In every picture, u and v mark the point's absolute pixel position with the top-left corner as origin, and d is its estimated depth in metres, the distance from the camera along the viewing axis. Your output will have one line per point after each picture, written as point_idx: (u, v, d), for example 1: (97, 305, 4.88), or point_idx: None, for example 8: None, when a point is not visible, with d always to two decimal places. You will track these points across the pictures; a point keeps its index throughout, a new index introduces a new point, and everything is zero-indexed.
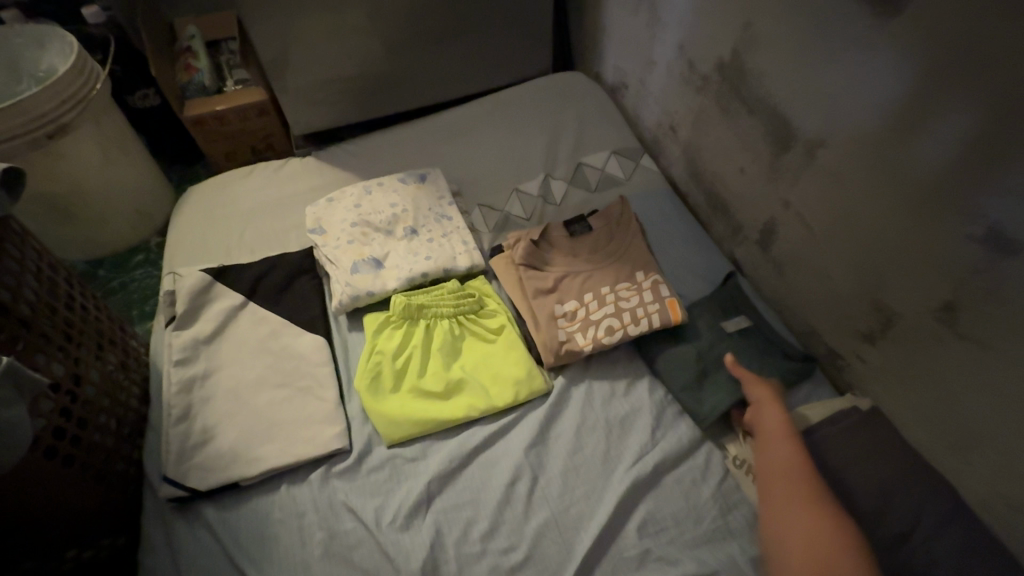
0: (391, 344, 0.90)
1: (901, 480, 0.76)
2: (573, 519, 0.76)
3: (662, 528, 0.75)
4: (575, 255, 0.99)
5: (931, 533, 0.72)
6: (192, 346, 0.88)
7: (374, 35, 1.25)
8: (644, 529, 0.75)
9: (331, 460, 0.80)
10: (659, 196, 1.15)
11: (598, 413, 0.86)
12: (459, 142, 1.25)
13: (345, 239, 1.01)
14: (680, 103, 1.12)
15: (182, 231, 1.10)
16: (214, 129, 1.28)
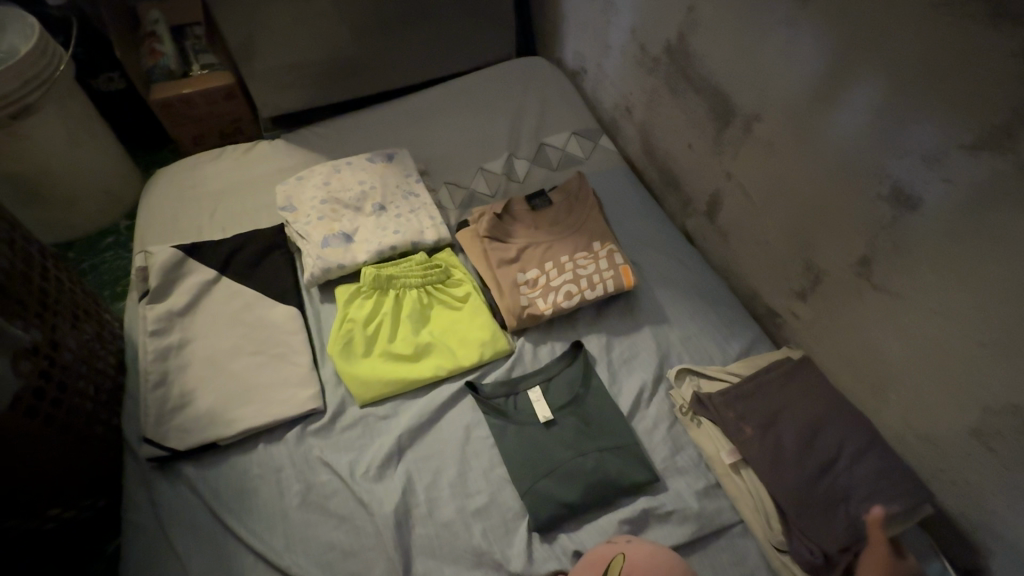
0: (362, 313, 0.95)
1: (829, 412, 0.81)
2: None
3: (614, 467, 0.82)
4: (537, 227, 1.05)
5: (850, 459, 0.76)
6: (167, 318, 0.91)
7: (341, 20, 1.28)
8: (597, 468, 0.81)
9: (307, 420, 0.85)
10: (616, 174, 1.22)
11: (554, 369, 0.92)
12: (426, 123, 1.29)
13: (316, 216, 1.05)
14: (634, 85, 1.19)
15: (152, 212, 1.12)
16: (181, 112, 1.30)
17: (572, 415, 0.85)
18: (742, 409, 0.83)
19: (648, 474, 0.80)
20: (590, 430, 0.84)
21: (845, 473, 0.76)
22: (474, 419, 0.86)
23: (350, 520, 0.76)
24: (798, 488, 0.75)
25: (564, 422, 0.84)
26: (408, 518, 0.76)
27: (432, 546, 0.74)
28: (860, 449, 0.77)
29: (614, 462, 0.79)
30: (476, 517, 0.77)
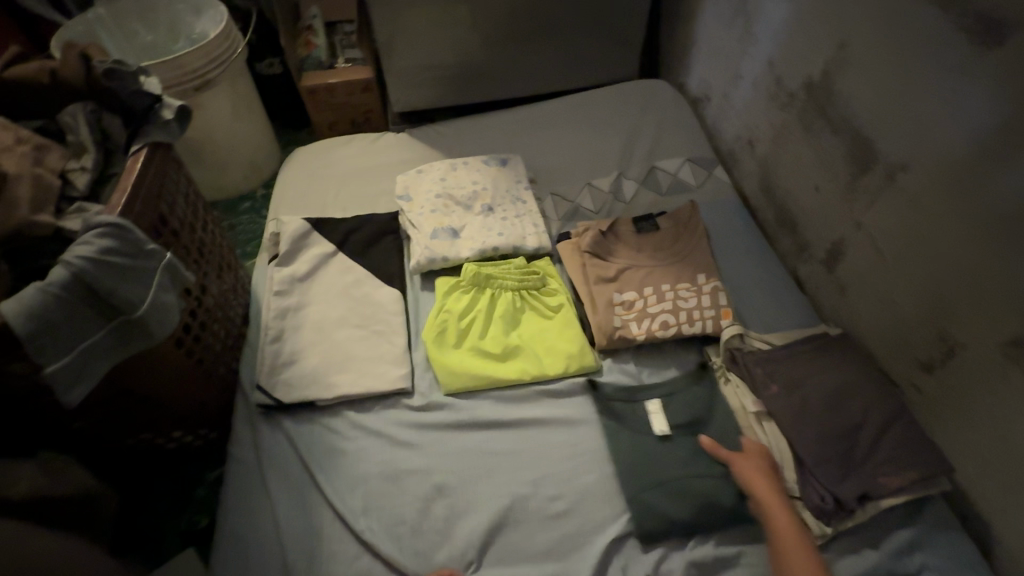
0: (458, 306, 0.98)
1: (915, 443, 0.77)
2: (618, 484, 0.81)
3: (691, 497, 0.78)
4: (639, 249, 1.03)
5: (880, 431, 0.79)
6: (289, 281, 1.00)
7: (477, 29, 1.36)
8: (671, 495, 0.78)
9: (395, 398, 0.90)
10: (727, 206, 1.18)
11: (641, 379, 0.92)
12: (541, 133, 1.32)
13: (429, 208, 1.10)
14: (762, 118, 1.15)
15: (287, 185, 1.24)
16: (324, 100, 1.43)
17: (651, 446, 0.82)
18: (832, 456, 0.77)
19: (727, 522, 0.76)
20: (672, 461, 0.80)
21: (878, 443, 0.78)
22: (553, 428, 0.86)
23: (432, 498, 0.79)
24: (824, 449, 0.78)
25: (642, 450, 0.82)
26: (487, 509, 0.78)
27: (496, 541, 0.76)
28: (885, 419, 0.80)
29: (692, 503, 0.76)
30: (556, 522, 0.77)
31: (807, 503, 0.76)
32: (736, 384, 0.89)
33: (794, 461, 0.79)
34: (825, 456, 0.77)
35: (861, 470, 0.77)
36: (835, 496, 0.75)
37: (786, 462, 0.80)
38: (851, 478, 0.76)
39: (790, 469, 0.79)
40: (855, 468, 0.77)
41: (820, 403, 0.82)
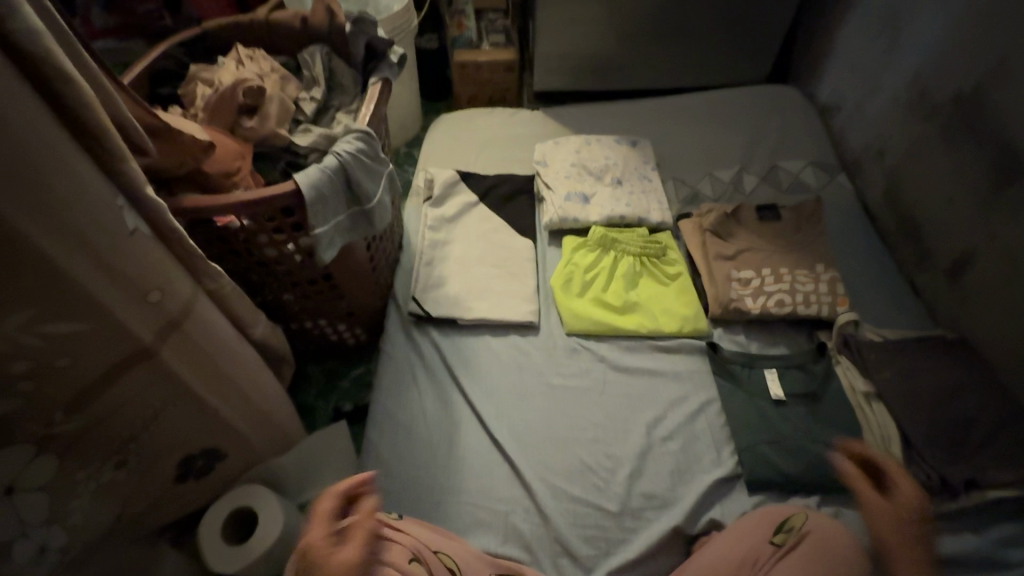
0: (584, 261, 1.09)
1: None
2: (726, 436, 0.89)
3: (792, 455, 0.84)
4: (760, 234, 1.09)
5: (994, 430, 0.81)
6: (440, 220, 1.15)
7: (619, 22, 1.46)
8: (776, 449, 0.84)
9: (524, 330, 1.02)
10: (848, 211, 1.21)
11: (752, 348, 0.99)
12: (667, 123, 1.41)
13: (564, 175, 1.22)
14: (897, 129, 1.17)
15: (434, 142, 1.40)
16: (469, 74, 1.59)
17: (758, 406, 0.89)
18: (942, 443, 0.81)
19: (825, 483, 0.81)
20: (776, 422, 0.87)
21: (990, 440, 0.81)
22: (662, 377, 0.95)
23: (554, 418, 0.91)
24: (934, 434, 0.81)
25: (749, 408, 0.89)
26: (605, 436, 0.89)
27: (607, 463, 0.86)
28: (999, 420, 0.82)
29: (793, 458, 0.83)
30: (668, 458, 0.87)
31: None
32: (846, 367, 0.93)
33: (901, 442, 0.83)
34: (935, 441, 0.81)
35: (970, 460, 0.80)
36: (941, 476, 0.79)
37: (893, 441, 0.83)
38: (962, 464, 0.79)
39: (896, 447, 0.83)
40: (965, 456, 0.80)
41: (934, 395, 0.85)
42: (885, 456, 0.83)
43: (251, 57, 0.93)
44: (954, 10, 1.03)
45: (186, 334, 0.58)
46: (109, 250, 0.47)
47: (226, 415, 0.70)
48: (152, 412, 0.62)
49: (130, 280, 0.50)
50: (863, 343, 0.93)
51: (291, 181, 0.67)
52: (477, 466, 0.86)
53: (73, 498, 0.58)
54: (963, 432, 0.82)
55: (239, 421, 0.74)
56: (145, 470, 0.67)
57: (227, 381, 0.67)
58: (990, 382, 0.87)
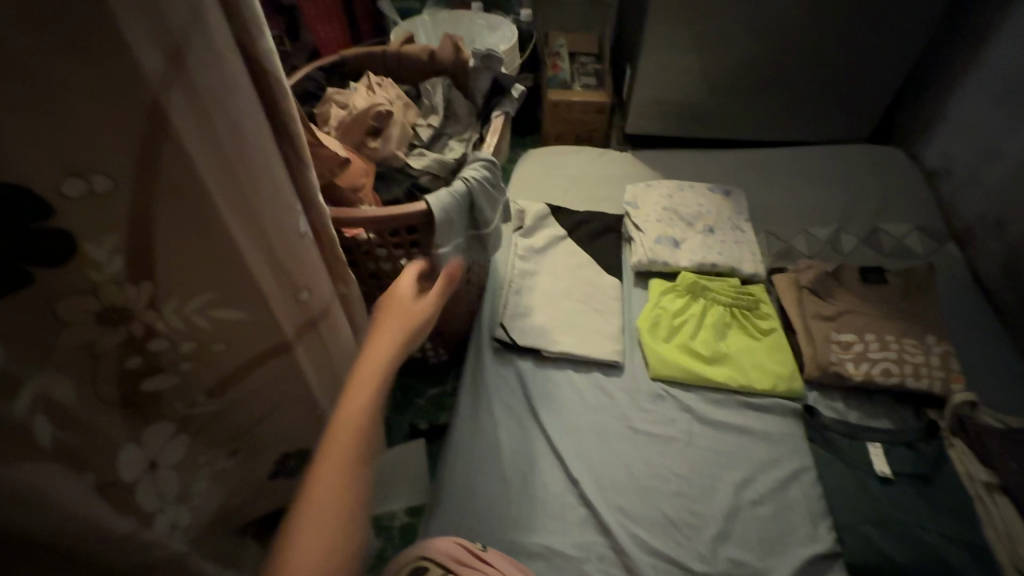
0: (672, 305, 1.07)
1: None
2: (823, 508, 0.83)
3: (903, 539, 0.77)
4: (863, 298, 1.04)
5: None
6: (529, 251, 1.17)
7: (717, 72, 1.48)
8: (883, 530, 0.78)
9: (607, 369, 1.00)
10: (961, 282, 1.14)
11: (851, 416, 0.93)
12: (761, 176, 1.39)
13: (655, 217, 1.22)
14: (1021, 200, 1.11)
15: (524, 174, 1.43)
16: (561, 113, 1.64)
17: (862, 478, 0.83)
18: None
19: None
20: (882, 500, 0.81)
21: None
22: (751, 435, 0.91)
23: (636, 465, 0.88)
24: None
25: (851, 481, 0.83)
26: (688, 491, 0.85)
27: (691, 521, 0.82)
28: None
29: (906, 545, 0.76)
30: (759, 525, 0.81)
31: None
32: (960, 450, 0.86)
33: None
34: None
35: None
36: None
37: (1022, 540, 0.75)
38: None
39: None
40: None
41: None
42: (1012, 555, 0.75)
43: (380, 84, 1.00)
44: None
45: (318, 332, 0.62)
46: (281, 248, 0.51)
47: (330, 414, 0.73)
48: (274, 406, 0.65)
49: (289, 276, 0.54)
50: (983, 427, 0.85)
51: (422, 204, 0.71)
52: (553, 504, 0.84)
53: (197, 481, 0.61)
54: None
55: (336, 425, 0.76)
56: (252, 459, 0.70)
57: (337, 381, 0.70)
58: None
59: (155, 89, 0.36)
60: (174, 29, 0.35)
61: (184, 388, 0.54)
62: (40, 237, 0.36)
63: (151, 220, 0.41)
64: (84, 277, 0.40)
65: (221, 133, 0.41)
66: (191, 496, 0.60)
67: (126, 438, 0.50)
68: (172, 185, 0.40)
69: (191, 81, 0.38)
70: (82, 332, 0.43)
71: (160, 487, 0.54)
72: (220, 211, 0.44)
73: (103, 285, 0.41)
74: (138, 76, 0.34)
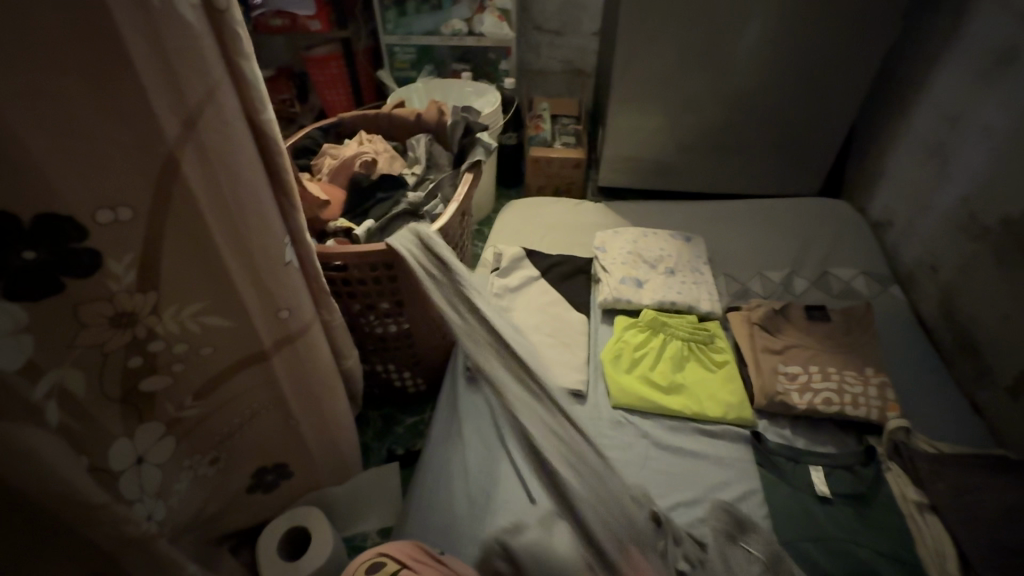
0: (634, 340, 1.14)
1: None
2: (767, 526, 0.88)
3: (839, 554, 0.82)
4: (808, 333, 1.13)
5: None
6: (504, 290, 1.27)
7: (678, 134, 1.65)
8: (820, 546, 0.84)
9: (571, 398, 1.08)
10: (903, 322, 1.23)
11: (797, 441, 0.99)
12: (719, 225, 1.51)
13: (621, 260, 1.32)
14: (950, 247, 1.22)
15: (504, 220, 1.55)
16: (541, 167, 1.80)
17: (802, 497, 0.90)
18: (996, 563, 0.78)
19: None
20: (820, 519, 0.87)
21: None
22: (705, 460, 0.98)
23: None
24: (996, 553, 0.79)
25: (791, 499, 0.90)
26: None
27: None
28: None
29: (844, 563, 0.82)
30: None
31: None
32: (896, 473, 0.92)
33: (958, 559, 0.81)
34: (1000, 565, 0.78)
35: None
36: None
37: (949, 556, 0.81)
38: None
39: (953, 564, 0.80)
40: None
41: (990, 513, 0.83)
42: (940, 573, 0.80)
43: (370, 140, 1.15)
44: (998, 143, 1.12)
45: (300, 350, 0.70)
46: (268, 273, 0.60)
47: (307, 431, 0.81)
48: (253, 414, 0.73)
49: (272, 299, 0.63)
50: (915, 451, 0.92)
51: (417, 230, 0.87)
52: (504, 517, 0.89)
53: (178, 482, 0.69)
54: None
55: (311, 441, 0.83)
56: (230, 469, 0.77)
57: (315, 400, 0.77)
58: None
59: (171, 147, 0.47)
60: (189, 104, 0.47)
61: (174, 391, 0.63)
62: (73, 254, 0.47)
63: (159, 242, 0.52)
64: (103, 285, 0.50)
65: (222, 180, 0.52)
66: (171, 492, 0.68)
67: (121, 430, 0.59)
68: (178, 215, 0.51)
69: (201, 141, 0.49)
70: (96, 334, 0.52)
71: (143, 479, 0.62)
72: (217, 240, 0.55)
73: (117, 293, 0.51)
74: (157, 135, 0.46)
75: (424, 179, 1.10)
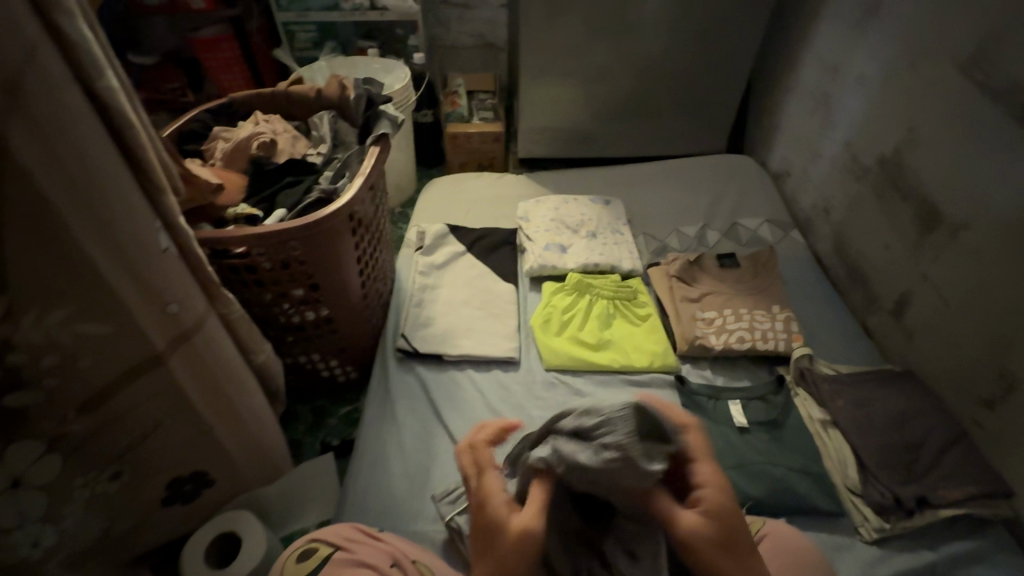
0: (562, 303, 1.17)
1: (968, 470, 0.86)
2: None
3: (758, 475, 0.89)
4: (721, 280, 1.20)
5: (937, 452, 0.88)
6: (430, 268, 1.25)
7: (591, 101, 1.67)
8: (743, 469, 0.90)
9: (505, 366, 1.08)
10: (803, 262, 1.33)
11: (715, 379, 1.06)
12: (636, 187, 1.56)
13: (544, 228, 1.34)
14: (839, 189, 1.32)
15: (427, 199, 1.52)
16: (461, 143, 1.77)
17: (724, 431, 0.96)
18: (888, 462, 0.88)
19: (787, 504, 0.87)
20: (741, 447, 0.93)
21: (932, 457, 0.88)
22: None
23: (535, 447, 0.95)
24: (886, 454, 0.89)
25: (715, 434, 0.96)
26: None
27: None
28: (941, 442, 0.90)
29: (766, 485, 0.88)
30: None
31: (867, 500, 0.86)
32: (803, 397, 1.01)
33: (857, 465, 0.90)
34: (890, 463, 0.88)
35: (916, 480, 0.86)
36: (895, 494, 0.85)
37: (849, 462, 0.90)
38: (911, 485, 0.85)
39: (853, 470, 0.89)
40: (920, 478, 0.86)
41: (880, 420, 0.93)
42: (843, 479, 0.89)
43: (267, 120, 1.07)
44: (870, 89, 1.22)
45: (198, 345, 0.65)
46: (143, 264, 0.56)
47: (221, 434, 0.76)
48: (154, 423, 0.67)
49: (154, 291, 0.58)
50: (817, 375, 1.01)
51: (326, 211, 0.83)
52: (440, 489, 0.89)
53: (70, 504, 0.64)
54: (909, 453, 0.89)
55: (230, 445, 0.78)
56: (138, 485, 0.72)
57: (225, 401, 0.72)
58: (934, 410, 0.95)
59: None
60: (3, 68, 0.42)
61: (49, 407, 0.57)
62: None
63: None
64: None
65: (63, 155, 0.47)
66: (60, 518, 0.63)
67: None
68: (17, 205, 0.46)
69: (26, 110, 0.44)
70: None
71: (19, 505, 0.58)
72: (70, 228, 0.49)
73: None
74: None
75: (332, 158, 1.05)
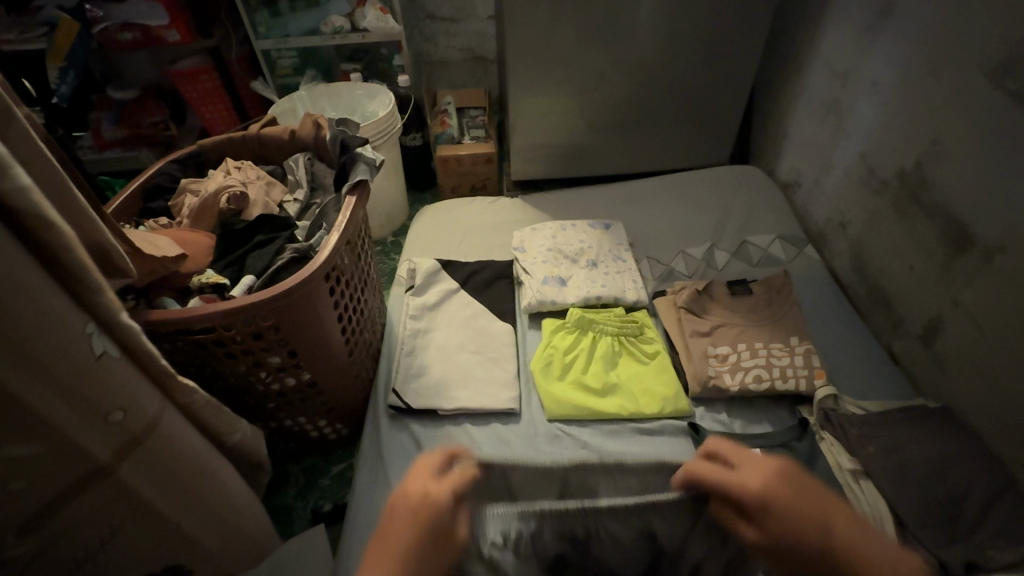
0: (564, 343, 1.08)
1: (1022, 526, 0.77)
2: None
3: None
4: (733, 309, 1.11)
5: (985, 505, 0.80)
6: (422, 309, 1.17)
7: (585, 115, 1.60)
8: None
9: (506, 418, 1.01)
10: (820, 282, 1.24)
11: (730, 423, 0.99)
12: (637, 206, 1.48)
13: (542, 259, 1.26)
14: (855, 203, 1.24)
15: (417, 230, 1.45)
16: (452, 166, 1.69)
17: None
18: (929, 519, 0.80)
19: None
20: None
21: (979, 510, 0.79)
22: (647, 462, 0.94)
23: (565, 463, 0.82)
24: (927, 510, 0.81)
25: None
26: None
27: None
28: (987, 492, 0.81)
29: None
30: None
31: None
32: (830, 442, 0.93)
33: (895, 522, 0.82)
34: (931, 519, 0.80)
35: (963, 539, 0.77)
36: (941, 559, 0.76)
37: (885, 519, 0.82)
38: (956, 546, 0.77)
39: (890, 528, 0.81)
40: (968, 537, 0.78)
41: (916, 469, 0.85)
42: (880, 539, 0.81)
43: (239, 167, 1.01)
44: (885, 96, 1.13)
45: (154, 448, 0.58)
46: (72, 378, 0.49)
47: (196, 529, 0.68)
48: (112, 531, 0.61)
49: (88, 403, 0.51)
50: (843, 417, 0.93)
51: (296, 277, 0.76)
52: None
53: None
54: (952, 507, 0.80)
55: (207, 540, 0.71)
56: None
57: (197, 500, 0.66)
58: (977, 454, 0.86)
59: None
60: None
61: None
62: None
63: None
64: None
65: None
66: None
67: None
68: None
69: None
70: None
71: None
72: None
73: None
74: None
75: (310, 207, 0.98)
